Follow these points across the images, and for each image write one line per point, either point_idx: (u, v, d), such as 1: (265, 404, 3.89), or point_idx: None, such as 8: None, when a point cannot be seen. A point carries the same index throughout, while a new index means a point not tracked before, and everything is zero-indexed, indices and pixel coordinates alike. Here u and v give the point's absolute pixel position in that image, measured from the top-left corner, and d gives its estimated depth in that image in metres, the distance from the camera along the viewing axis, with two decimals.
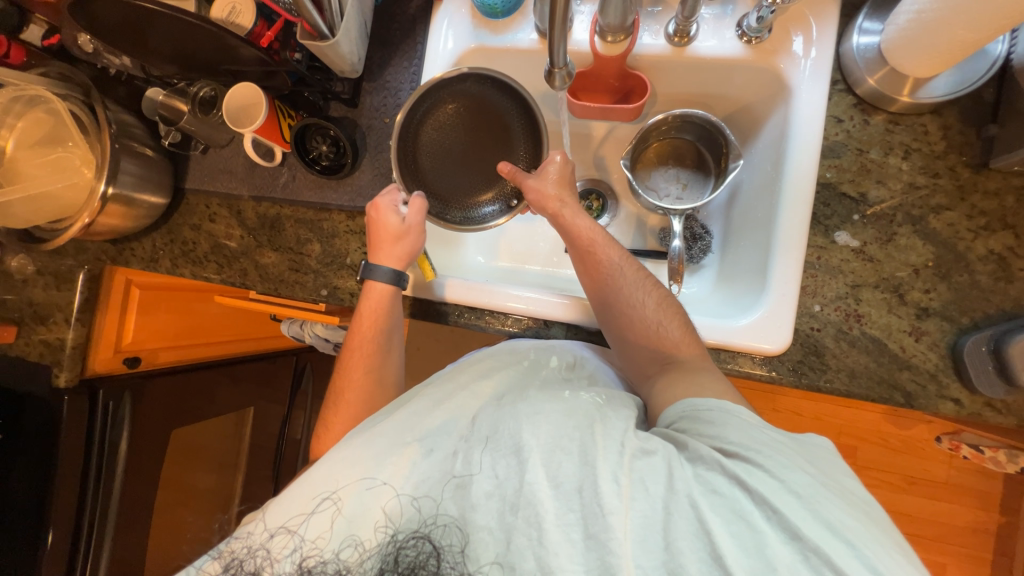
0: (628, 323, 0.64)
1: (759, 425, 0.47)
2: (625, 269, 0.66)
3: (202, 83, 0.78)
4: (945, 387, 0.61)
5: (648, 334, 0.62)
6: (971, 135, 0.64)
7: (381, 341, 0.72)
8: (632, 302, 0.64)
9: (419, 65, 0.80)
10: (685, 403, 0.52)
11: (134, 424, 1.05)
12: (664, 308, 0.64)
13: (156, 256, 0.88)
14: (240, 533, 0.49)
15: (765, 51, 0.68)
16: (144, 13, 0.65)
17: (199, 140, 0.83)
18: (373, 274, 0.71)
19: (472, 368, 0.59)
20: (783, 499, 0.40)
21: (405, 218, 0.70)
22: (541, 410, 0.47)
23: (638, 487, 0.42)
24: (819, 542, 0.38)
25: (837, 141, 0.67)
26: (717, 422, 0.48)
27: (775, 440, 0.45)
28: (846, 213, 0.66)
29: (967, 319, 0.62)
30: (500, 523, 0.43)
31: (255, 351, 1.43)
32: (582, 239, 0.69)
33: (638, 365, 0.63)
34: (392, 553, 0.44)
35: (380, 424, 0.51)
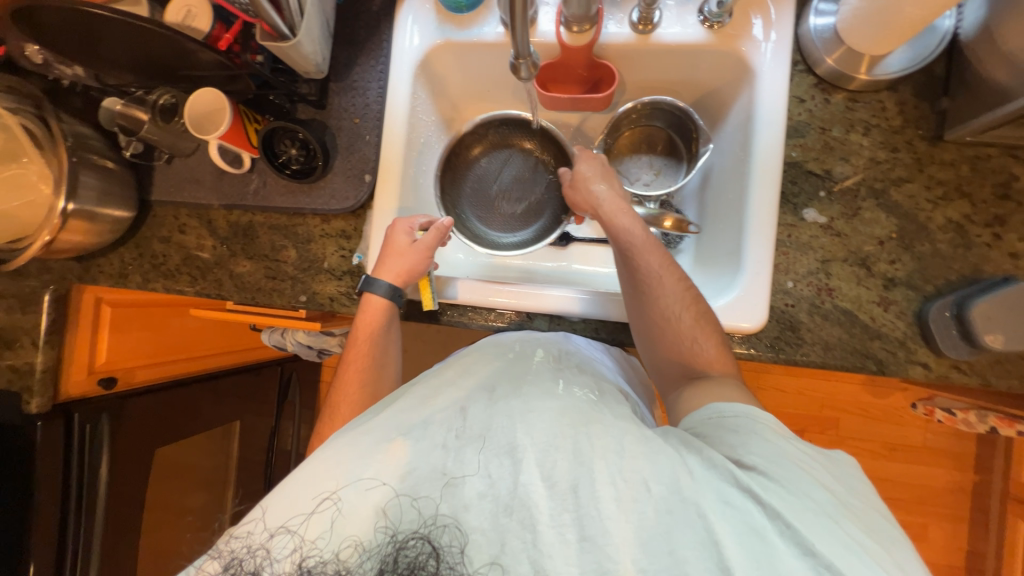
0: (659, 335, 0.62)
1: (784, 439, 0.47)
2: (664, 279, 0.62)
3: (159, 91, 0.79)
4: (914, 352, 0.63)
5: (681, 347, 0.61)
6: (925, 109, 0.66)
7: (377, 354, 0.72)
8: (669, 315, 0.61)
9: (385, 63, 0.79)
10: (710, 408, 0.52)
11: (114, 446, 1.02)
12: (702, 323, 0.61)
13: (125, 272, 0.85)
14: (239, 532, 0.46)
15: (727, 35, 0.69)
16: (90, 29, 0.63)
17: (162, 149, 0.81)
18: (372, 287, 0.72)
19: (460, 364, 0.60)
20: (799, 515, 0.40)
21: (417, 242, 0.72)
22: (533, 408, 0.48)
23: (640, 489, 0.41)
24: (834, 562, 0.38)
25: (801, 121, 0.69)
26: (741, 431, 0.48)
27: (800, 457, 0.45)
28: (812, 190, 0.68)
29: (930, 287, 0.64)
30: (493, 524, 0.42)
31: (237, 363, 1.40)
32: (621, 241, 0.65)
33: (665, 373, 0.62)
34: (392, 553, 0.43)
35: (368, 423, 0.50)
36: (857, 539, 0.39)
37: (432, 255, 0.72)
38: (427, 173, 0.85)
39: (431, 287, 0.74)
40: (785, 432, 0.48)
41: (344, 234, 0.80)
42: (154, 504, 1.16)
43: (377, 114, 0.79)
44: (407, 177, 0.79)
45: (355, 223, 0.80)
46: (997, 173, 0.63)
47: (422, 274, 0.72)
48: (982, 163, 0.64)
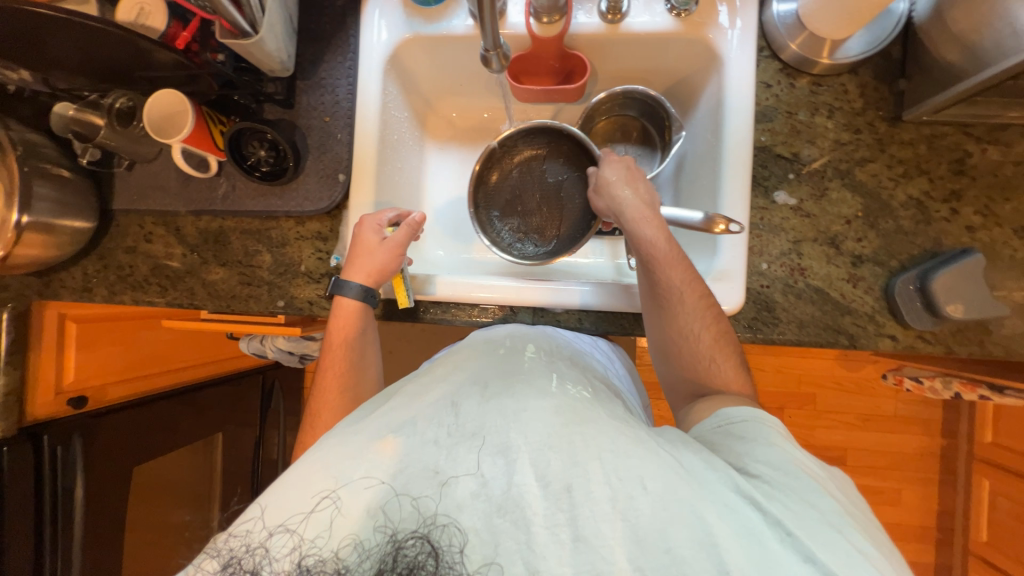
0: (676, 351, 0.63)
1: (792, 448, 0.48)
2: (686, 295, 0.61)
3: (115, 93, 0.75)
4: (882, 326, 0.66)
5: (697, 364, 0.61)
6: (884, 90, 0.68)
7: (354, 359, 0.70)
8: (690, 335, 0.61)
9: (353, 59, 0.77)
10: (718, 416, 0.54)
11: (89, 468, 0.98)
12: (721, 343, 0.61)
13: (88, 285, 0.81)
14: (237, 530, 0.45)
15: (694, 23, 0.70)
16: (38, 39, 0.59)
17: (122, 155, 0.77)
18: (343, 289, 0.71)
19: (450, 361, 0.59)
20: (803, 523, 0.41)
21: (387, 239, 0.71)
22: (526, 407, 0.47)
23: (635, 487, 0.42)
24: (835, 569, 0.38)
25: (768, 106, 0.71)
26: (748, 437, 0.49)
27: (806, 467, 0.46)
28: (782, 172, 0.70)
29: (895, 262, 0.67)
30: (486, 524, 0.42)
31: (216, 374, 1.36)
32: (646, 249, 0.63)
33: (676, 384, 0.64)
34: (390, 553, 0.42)
35: (357, 424, 0.50)
36: (858, 547, 0.40)
37: (403, 251, 0.71)
38: (403, 170, 0.84)
39: (405, 286, 0.74)
40: (792, 440, 0.50)
41: (320, 236, 0.78)
42: (136, 524, 1.13)
43: (348, 112, 0.77)
44: (382, 175, 0.78)
45: (330, 224, 0.78)
46: (952, 151, 0.66)
47: (394, 272, 0.71)
48: (939, 142, 0.67)
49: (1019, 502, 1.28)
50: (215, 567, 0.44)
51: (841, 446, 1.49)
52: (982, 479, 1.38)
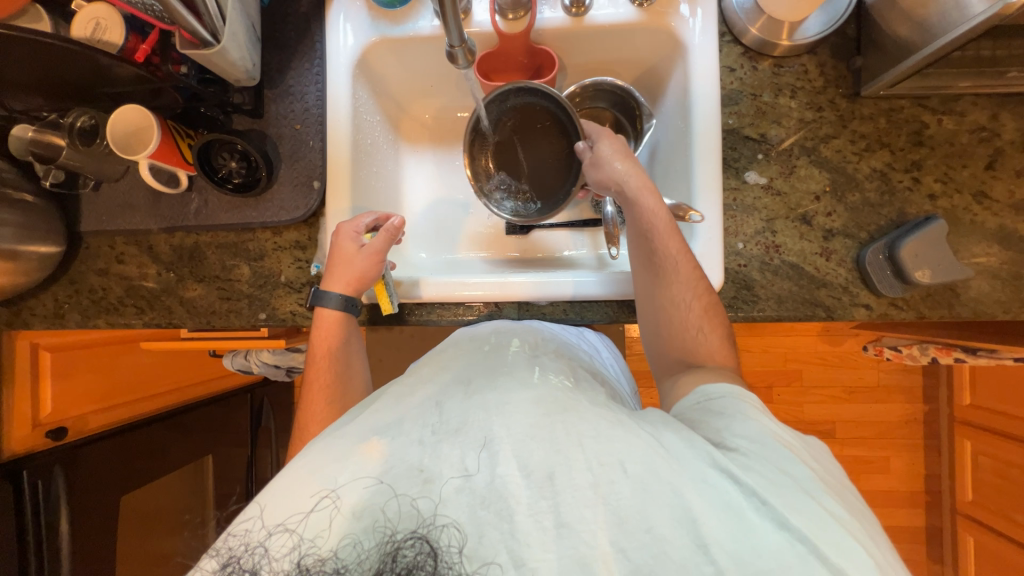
0: (667, 322, 0.63)
1: (767, 419, 0.49)
2: (681, 265, 0.63)
3: (76, 111, 0.72)
4: (856, 296, 0.68)
5: (686, 335, 0.62)
6: (843, 68, 0.71)
7: (339, 368, 0.69)
8: (682, 304, 0.62)
9: (321, 65, 0.77)
10: (698, 393, 0.54)
11: (73, 501, 0.95)
12: (710, 314, 0.62)
13: (60, 311, 0.79)
14: (236, 529, 0.44)
15: (656, 12, 0.72)
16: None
17: (87, 176, 0.75)
18: (323, 301, 0.70)
19: (435, 361, 0.61)
20: (777, 494, 0.41)
21: (365, 245, 0.71)
22: (508, 399, 0.48)
23: (617, 471, 0.42)
24: (808, 534, 0.39)
25: (733, 90, 0.72)
26: (726, 411, 0.50)
27: (782, 436, 0.47)
28: (751, 153, 0.71)
29: (864, 234, 0.69)
30: (470, 517, 0.41)
31: (202, 395, 1.33)
32: (644, 220, 0.64)
33: (662, 357, 0.64)
34: (390, 553, 0.41)
35: (340, 430, 0.50)
36: (831, 511, 0.41)
37: (383, 258, 0.70)
38: (378, 174, 0.83)
39: (388, 291, 0.73)
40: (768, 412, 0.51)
41: (299, 245, 0.77)
42: (127, 556, 1.10)
43: (319, 119, 0.76)
44: (358, 180, 0.77)
45: (308, 232, 0.77)
46: (910, 123, 0.69)
47: (374, 279, 0.71)
48: (897, 115, 0.69)
49: (1000, 460, 1.33)
50: (215, 566, 0.44)
51: (829, 419, 1.53)
52: (964, 440, 1.43)
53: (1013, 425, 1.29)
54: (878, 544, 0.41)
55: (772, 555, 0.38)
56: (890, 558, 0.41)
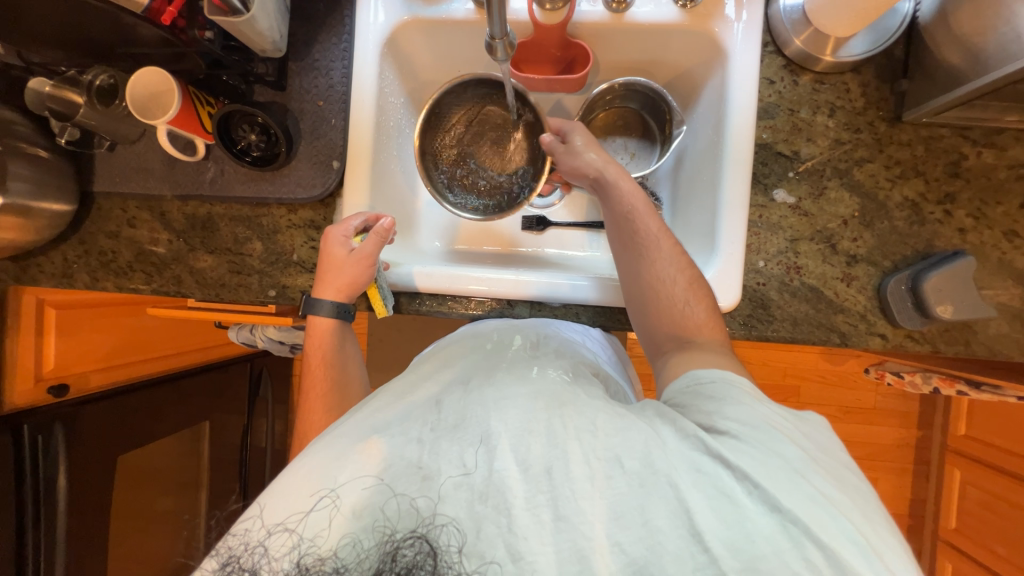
0: (653, 299, 0.61)
1: (757, 402, 0.47)
2: (662, 241, 0.62)
3: (95, 69, 0.70)
4: (874, 324, 0.67)
5: (672, 310, 0.59)
6: (886, 90, 0.69)
7: (335, 376, 0.71)
8: (664, 279, 0.60)
9: (349, 41, 0.75)
10: (688, 377, 0.52)
11: (72, 458, 0.96)
12: (694, 286, 0.60)
13: (69, 271, 0.78)
14: (237, 528, 0.45)
15: (699, 14, 0.69)
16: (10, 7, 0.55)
17: (102, 135, 0.73)
18: (316, 308, 0.71)
19: (438, 357, 0.61)
20: (767, 475, 0.40)
21: (353, 250, 0.69)
22: (506, 395, 0.47)
23: (613, 465, 0.42)
24: (800, 515, 0.38)
25: (770, 102, 0.70)
26: (718, 395, 0.48)
27: (773, 418, 0.45)
28: (782, 171, 0.70)
29: (888, 262, 0.68)
30: (468, 512, 0.41)
31: (202, 363, 1.34)
32: (621, 205, 0.65)
33: (654, 335, 0.61)
34: (389, 553, 0.41)
35: (337, 429, 0.49)
36: (823, 491, 0.40)
37: (373, 263, 0.70)
38: (397, 158, 0.82)
39: (382, 295, 0.74)
40: (759, 394, 0.49)
41: (313, 224, 0.76)
42: (122, 512, 1.11)
43: (342, 97, 0.74)
44: (377, 163, 0.76)
45: (324, 212, 0.76)
46: (949, 153, 0.67)
47: (367, 284, 0.71)
48: (937, 144, 0.67)
49: (989, 492, 1.34)
50: (215, 565, 0.44)
51: None
52: (953, 469, 1.44)
53: (1005, 459, 1.29)
54: (873, 522, 0.40)
55: (765, 540, 0.38)
56: (886, 534, 0.40)
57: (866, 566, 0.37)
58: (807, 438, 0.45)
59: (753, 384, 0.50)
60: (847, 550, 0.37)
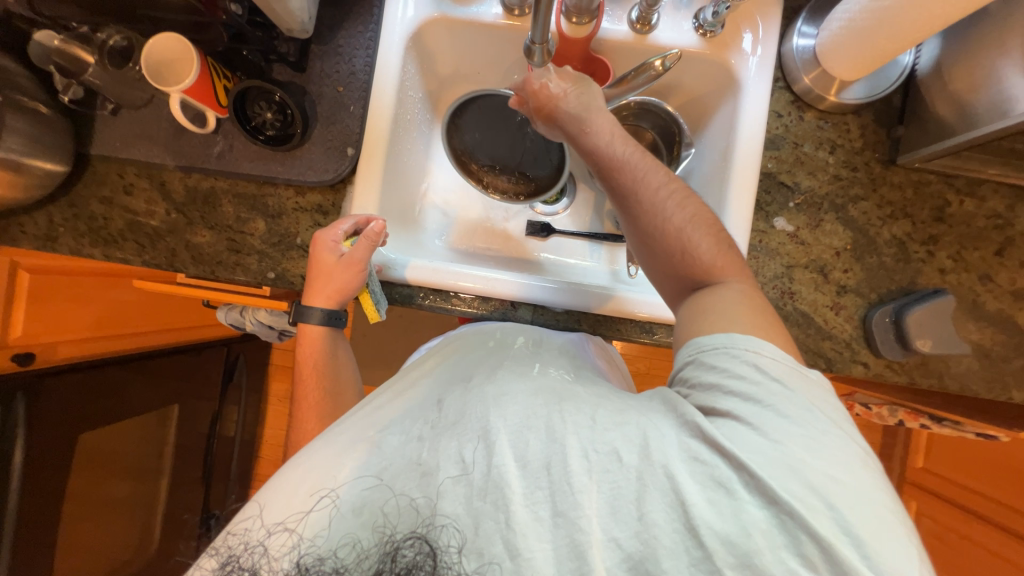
0: (654, 249, 0.56)
1: (761, 373, 0.44)
2: (650, 184, 0.56)
3: (109, 29, 0.68)
4: (857, 352, 0.71)
5: (673, 259, 0.55)
6: (882, 134, 0.73)
7: (327, 383, 0.70)
8: (652, 232, 0.56)
9: (375, 31, 0.75)
10: (691, 346, 0.50)
11: (32, 432, 0.91)
12: (690, 228, 0.54)
13: (53, 234, 0.75)
14: (235, 525, 0.43)
15: (718, 45, 0.72)
16: None
17: (106, 97, 0.71)
18: (307, 316, 0.70)
19: (440, 353, 0.62)
20: (761, 463, 0.39)
21: (344, 255, 0.68)
22: (507, 392, 0.47)
23: (611, 461, 0.41)
24: (795, 506, 0.37)
25: (777, 134, 0.74)
26: (721, 364, 0.46)
27: (776, 390, 0.43)
28: (783, 200, 0.73)
29: (874, 294, 0.72)
30: (467, 508, 0.41)
31: (177, 342, 1.29)
32: (602, 157, 0.59)
33: (663, 287, 0.58)
34: (390, 552, 0.41)
35: (337, 425, 0.49)
36: (824, 479, 0.39)
37: (363, 268, 0.68)
38: (411, 152, 0.82)
39: (373, 299, 0.72)
40: (766, 358, 0.45)
41: (321, 209, 0.75)
42: (78, 496, 1.04)
43: (363, 85, 0.74)
44: (391, 154, 0.76)
45: (333, 198, 0.75)
46: (935, 198, 0.72)
47: (357, 289, 0.69)
48: (925, 188, 0.72)
49: (941, 524, 1.41)
50: (215, 564, 0.42)
51: None
52: (910, 500, 1.51)
53: (959, 493, 1.36)
54: (882, 509, 0.38)
55: (760, 532, 0.38)
56: (894, 522, 0.38)
57: (864, 562, 0.36)
58: (816, 408, 0.42)
59: (762, 342, 0.46)
60: (842, 543, 0.37)
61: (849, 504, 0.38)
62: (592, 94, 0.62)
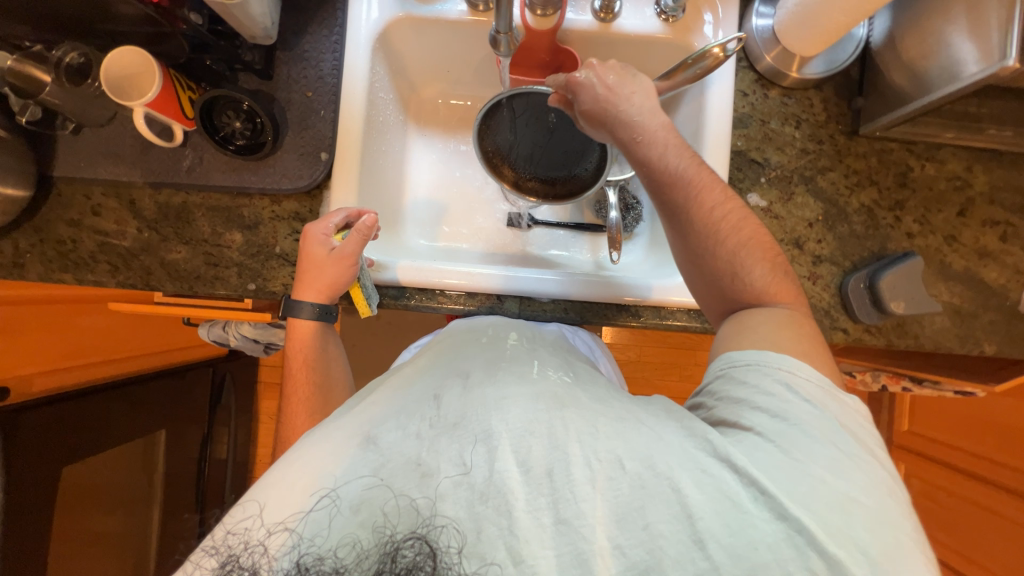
0: (705, 265, 0.57)
1: (791, 393, 0.45)
2: (709, 205, 0.56)
3: (64, 46, 0.65)
4: (837, 319, 0.73)
5: (723, 279, 0.56)
6: (844, 107, 0.75)
7: (317, 380, 0.69)
8: (705, 252, 0.57)
9: (340, 34, 0.74)
10: (723, 359, 0.52)
11: (11, 469, 0.87)
12: (744, 252, 0.55)
13: (20, 260, 0.72)
14: (235, 522, 0.42)
15: (680, 29, 0.74)
16: None
17: (67, 117, 0.69)
18: (297, 311, 0.69)
19: (432, 353, 0.61)
20: (773, 478, 0.40)
21: (337, 248, 0.67)
22: (507, 395, 0.45)
23: (615, 467, 0.40)
24: (807, 522, 0.38)
25: (744, 113, 0.76)
26: (751, 381, 0.47)
27: (805, 409, 0.44)
28: (754, 176, 0.75)
29: (848, 262, 0.74)
30: (468, 512, 0.39)
31: (158, 366, 1.26)
32: (664, 173, 0.57)
33: (706, 302, 0.60)
34: (389, 553, 0.38)
35: (338, 419, 0.48)
36: (844, 497, 0.39)
37: (355, 261, 0.68)
38: (386, 154, 0.82)
39: (365, 295, 0.73)
40: (799, 378, 0.46)
41: (298, 216, 0.74)
42: (63, 537, 1.01)
43: (333, 88, 0.74)
44: (366, 157, 0.75)
45: (310, 204, 0.74)
46: (898, 165, 0.74)
47: (348, 284, 0.69)
48: (887, 156, 0.74)
49: (930, 483, 1.46)
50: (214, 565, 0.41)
51: None
52: (900, 463, 1.57)
53: (941, 450, 1.42)
54: (898, 531, 0.38)
55: (768, 548, 0.37)
56: (910, 543, 0.38)
57: None
58: (846, 431, 0.43)
59: (798, 363, 0.47)
60: (856, 561, 0.36)
61: (855, 519, 0.38)
62: (646, 91, 0.60)
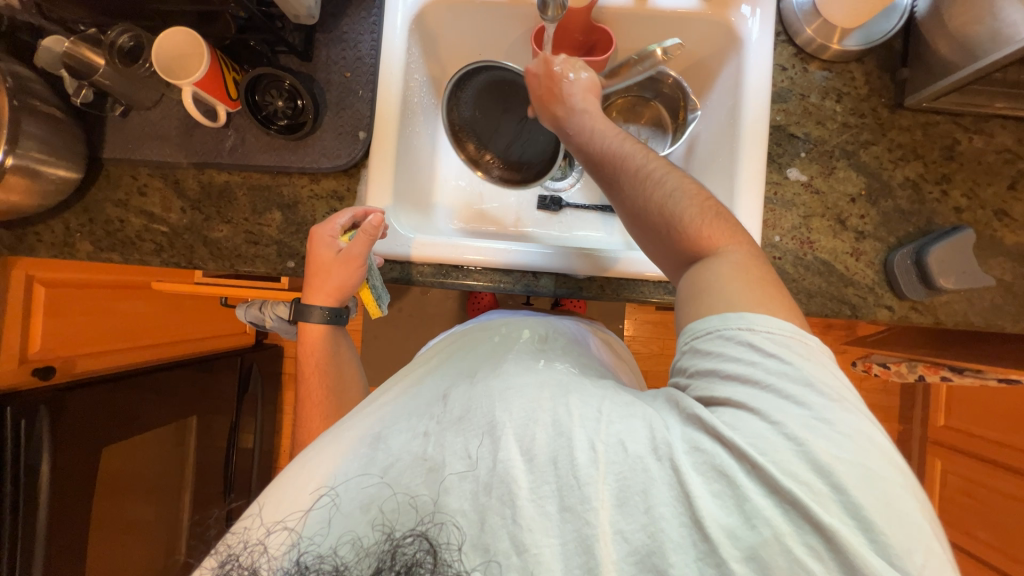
0: (643, 214, 0.54)
1: (756, 353, 0.42)
2: (637, 160, 0.56)
3: (118, 27, 0.67)
4: (881, 296, 0.71)
5: (665, 236, 0.53)
6: (887, 79, 0.74)
7: (330, 380, 0.70)
8: (641, 208, 0.54)
9: (378, 15, 0.76)
10: (686, 333, 0.48)
11: (56, 447, 0.90)
12: (679, 197, 0.52)
13: (71, 239, 0.75)
14: (237, 525, 0.44)
15: (718, 3, 0.73)
16: None
17: (117, 99, 0.71)
18: (307, 315, 0.70)
19: (444, 351, 0.61)
20: (767, 451, 0.38)
21: (342, 251, 0.68)
22: (513, 385, 0.45)
23: (615, 450, 0.40)
24: (801, 498, 0.36)
25: (783, 88, 0.75)
26: (715, 351, 0.44)
27: (765, 367, 0.41)
28: (794, 151, 0.74)
29: (893, 238, 0.72)
30: (474, 504, 0.40)
31: (188, 353, 1.31)
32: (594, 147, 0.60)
33: (664, 266, 0.56)
34: (389, 551, 0.39)
35: (346, 420, 0.50)
36: (828, 457, 0.37)
37: (362, 263, 0.68)
38: (419, 136, 0.82)
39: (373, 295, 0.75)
40: (762, 334, 0.43)
41: (336, 195, 0.75)
42: (103, 520, 1.05)
43: (371, 68, 0.75)
44: (402, 136, 0.76)
45: (348, 182, 0.76)
46: (944, 138, 0.72)
47: (355, 286, 0.70)
48: (933, 129, 0.73)
49: (969, 479, 1.42)
50: (215, 564, 0.43)
51: None
52: (936, 458, 1.53)
53: (980, 444, 1.38)
54: (895, 486, 0.37)
55: (767, 525, 0.37)
56: (910, 500, 0.37)
57: (869, 546, 0.35)
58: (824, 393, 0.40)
59: (758, 318, 0.44)
60: (848, 530, 0.36)
61: (854, 482, 0.37)
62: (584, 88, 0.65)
